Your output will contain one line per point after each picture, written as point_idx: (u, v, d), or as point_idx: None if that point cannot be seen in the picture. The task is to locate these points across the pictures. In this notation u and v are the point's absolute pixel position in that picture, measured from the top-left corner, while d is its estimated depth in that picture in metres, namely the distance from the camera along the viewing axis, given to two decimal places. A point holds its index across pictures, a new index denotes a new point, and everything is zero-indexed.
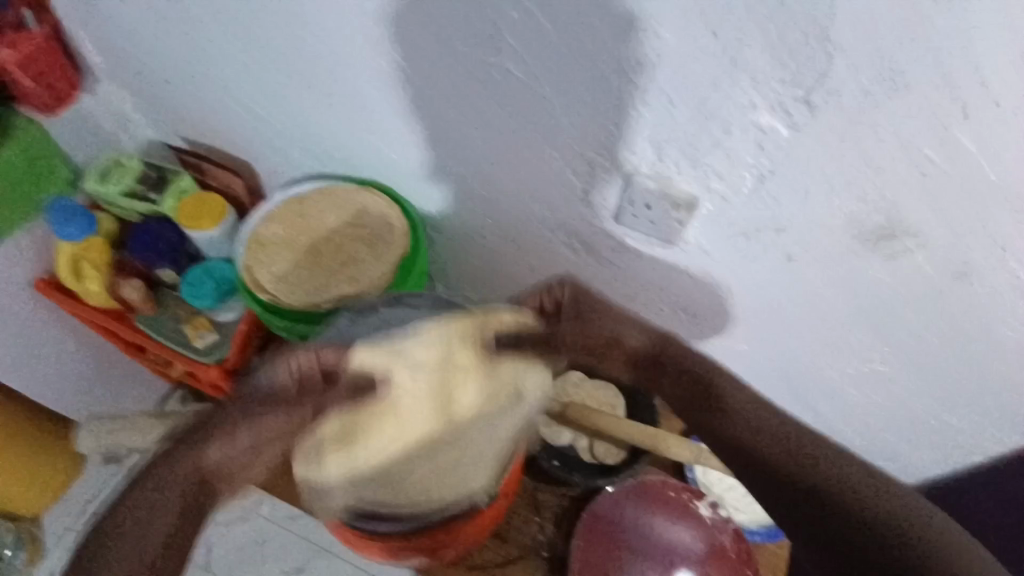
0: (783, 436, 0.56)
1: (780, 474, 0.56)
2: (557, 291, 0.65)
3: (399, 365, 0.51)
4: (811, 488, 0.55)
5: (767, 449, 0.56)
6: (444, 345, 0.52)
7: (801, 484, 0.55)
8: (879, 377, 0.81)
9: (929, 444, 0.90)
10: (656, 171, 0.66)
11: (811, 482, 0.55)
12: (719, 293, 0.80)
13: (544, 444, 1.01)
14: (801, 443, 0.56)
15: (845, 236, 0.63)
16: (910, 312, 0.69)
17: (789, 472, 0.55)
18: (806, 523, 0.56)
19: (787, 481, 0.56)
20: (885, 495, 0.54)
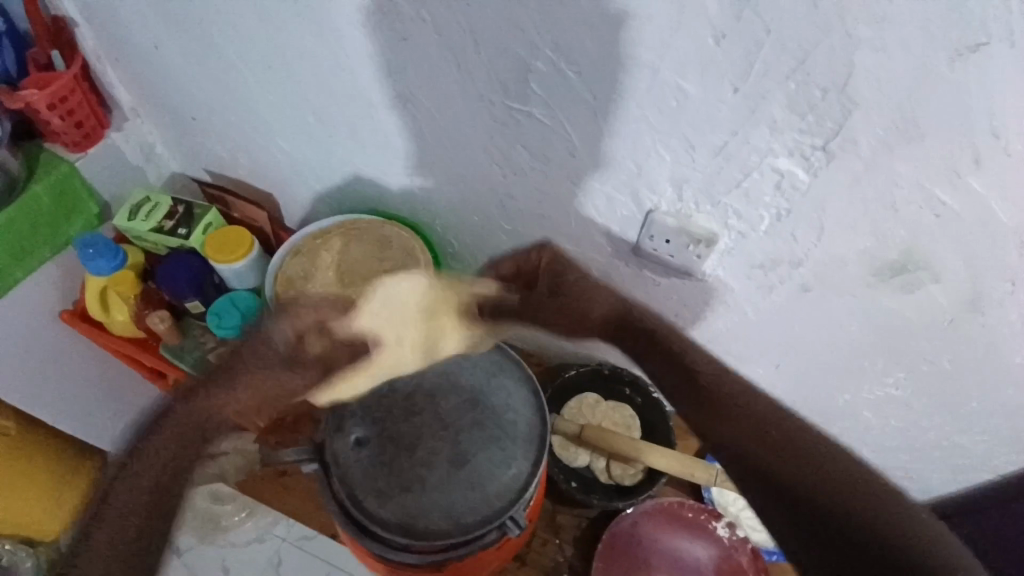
0: (776, 427, 0.55)
1: (783, 472, 0.53)
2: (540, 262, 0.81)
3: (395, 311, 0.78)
4: (806, 491, 0.52)
5: (772, 449, 0.54)
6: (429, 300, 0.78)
7: (802, 485, 0.53)
8: (894, 400, 0.83)
9: (944, 465, 0.92)
10: (676, 209, 0.70)
11: (807, 483, 0.52)
12: (735, 320, 0.83)
13: (561, 465, 1.03)
14: (773, 426, 0.56)
15: (862, 271, 0.66)
16: (924, 340, 0.71)
17: (790, 473, 0.53)
18: (806, 522, 0.53)
19: (790, 482, 0.53)
20: (885, 496, 0.52)
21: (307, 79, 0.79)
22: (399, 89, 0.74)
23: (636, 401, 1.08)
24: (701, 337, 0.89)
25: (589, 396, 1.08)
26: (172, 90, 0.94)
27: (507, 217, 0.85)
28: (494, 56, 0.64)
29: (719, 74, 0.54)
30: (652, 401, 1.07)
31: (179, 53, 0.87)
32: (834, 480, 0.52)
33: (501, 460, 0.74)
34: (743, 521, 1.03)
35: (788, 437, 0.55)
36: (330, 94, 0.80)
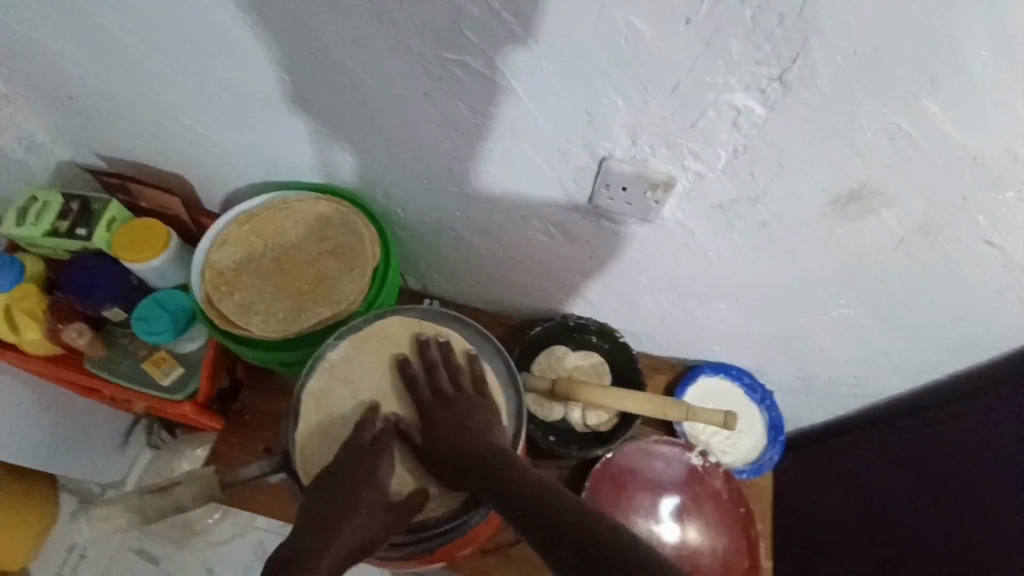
0: (542, 492, 0.60)
1: (555, 519, 0.57)
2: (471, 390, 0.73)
3: (353, 357, 0.77)
4: (563, 524, 0.56)
5: (548, 504, 0.59)
6: (386, 338, 0.78)
7: (566, 525, 0.56)
8: (847, 319, 0.87)
9: (893, 373, 0.98)
10: (631, 155, 0.67)
11: (563, 514, 0.57)
12: (694, 262, 0.83)
13: (538, 421, 1.03)
14: (535, 482, 0.62)
15: (822, 202, 0.67)
16: (878, 262, 0.74)
17: (556, 519, 0.57)
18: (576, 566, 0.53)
19: (559, 522, 0.57)
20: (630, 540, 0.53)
21: (202, 44, 0.68)
22: (317, 51, 0.65)
23: (602, 347, 1.09)
24: (665, 282, 0.89)
25: (558, 347, 1.07)
26: (40, 67, 0.80)
27: (455, 180, 0.79)
28: (422, 1, 0.56)
29: (670, 6, 0.50)
30: (619, 346, 1.08)
31: (38, 21, 0.72)
32: (580, 509, 0.57)
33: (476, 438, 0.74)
34: (713, 446, 1.07)
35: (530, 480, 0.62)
36: (232, 61, 0.69)
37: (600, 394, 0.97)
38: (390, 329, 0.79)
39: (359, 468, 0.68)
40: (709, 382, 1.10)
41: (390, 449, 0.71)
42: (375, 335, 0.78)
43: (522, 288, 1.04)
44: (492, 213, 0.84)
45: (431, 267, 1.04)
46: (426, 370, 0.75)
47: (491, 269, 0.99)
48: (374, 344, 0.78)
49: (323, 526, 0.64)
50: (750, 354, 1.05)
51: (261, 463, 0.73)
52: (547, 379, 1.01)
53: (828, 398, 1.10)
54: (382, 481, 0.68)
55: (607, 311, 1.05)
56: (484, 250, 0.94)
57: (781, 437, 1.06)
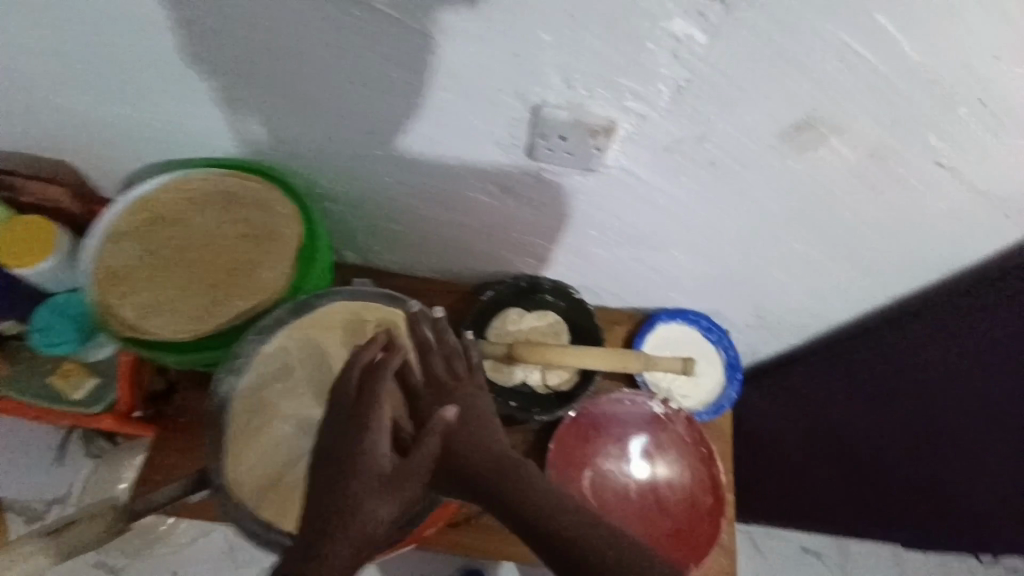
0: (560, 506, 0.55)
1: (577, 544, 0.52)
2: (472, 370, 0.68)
3: (287, 349, 0.72)
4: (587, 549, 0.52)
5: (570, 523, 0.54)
6: (325, 326, 0.73)
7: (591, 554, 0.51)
8: (799, 255, 0.87)
9: (844, 302, 0.99)
10: (566, 99, 0.61)
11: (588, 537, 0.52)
12: (643, 211, 0.79)
13: (497, 388, 1.00)
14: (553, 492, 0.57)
15: (769, 135, 0.63)
16: (829, 194, 0.72)
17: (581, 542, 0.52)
18: None
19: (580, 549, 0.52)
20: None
21: None
22: None
23: (558, 305, 1.05)
24: (615, 233, 0.86)
25: (513, 309, 1.03)
26: None
27: (379, 143, 0.71)
28: None
29: None
30: (574, 302, 1.04)
31: None
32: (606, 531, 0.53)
33: None
34: (675, 392, 1.07)
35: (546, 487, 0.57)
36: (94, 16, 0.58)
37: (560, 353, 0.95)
38: (329, 316, 0.74)
39: (352, 443, 0.59)
40: (667, 328, 1.09)
41: (379, 414, 0.60)
42: (314, 323, 0.73)
43: (468, 252, 0.98)
44: (425, 174, 0.77)
45: (369, 239, 0.97)
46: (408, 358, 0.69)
47: (433, 235, 0.93)
48: (312, 334, 0.73)
49: (323, 519, 0.54)
50: (707, 297, 1.04)
51: (173, 486, 0.69)
52: (503, 344, 0.97)
53: (781, 331, 1.11)
54: (376, 447, 0.58)
55: (560, 267, 1.01)
56: (423, 216, 0.87)
57: (738, 375, 1.07)
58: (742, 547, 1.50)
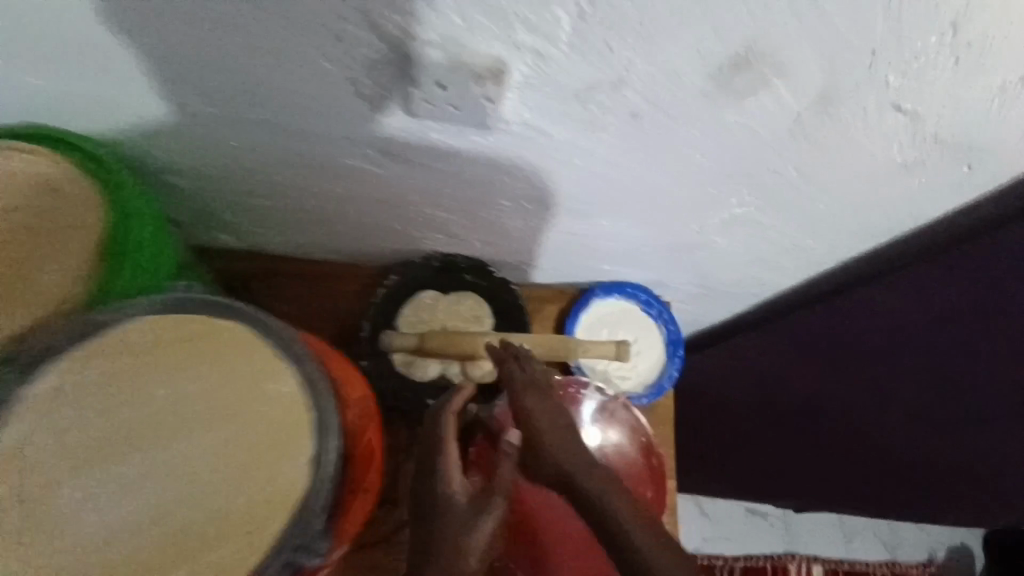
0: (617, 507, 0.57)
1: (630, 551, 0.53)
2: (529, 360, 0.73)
3: (75, 391, 0.52)
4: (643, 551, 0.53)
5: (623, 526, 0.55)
6: (128, 351, 0.54)
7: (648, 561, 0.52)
8: (740, 219, 0.76)
9: (790, 268, 0.90)
10: (436, 32, 0.46)
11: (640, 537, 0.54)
12: (558, 175, 0.66)
13: (412, 386, 0.87)
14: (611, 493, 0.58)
15: (700, 78, 0.50)
16: (772, 148, 0.61)
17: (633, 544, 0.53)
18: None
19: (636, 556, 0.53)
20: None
21: None
22: None
23: (478, 286, 0.93)
24: (531, 202, 0.73)
25: (426, 293, 0.91)
26: None
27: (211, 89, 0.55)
28: None
29: None
30: (496, 281, 0.92)
31: None
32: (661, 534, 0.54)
33: (276, 458, 0.53)
34: (612, 374, 0.97)
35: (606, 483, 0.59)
36: None
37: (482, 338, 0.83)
38: (134, 333, 0.54)
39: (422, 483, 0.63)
40: (602, 305, 0.99)
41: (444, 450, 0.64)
42: (114, 349, 0.54)
43: (365, 228, 0.83)
44: (284, 131, 0.61)
45: (242, 217, 0.81)
46: (312, 384, 0.55)
47: (317, 209, 0.78)
48: (108, 366, 0.53)
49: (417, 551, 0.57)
50: (645, 268, 0.93)
51: None
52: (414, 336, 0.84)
53: (723, 300, 1.02)
54: (449, 483, 0.61)
55: (476, 243, 0.87)
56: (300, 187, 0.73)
57: (679, 352, 0.98)
58: (689, 514, 1.47)
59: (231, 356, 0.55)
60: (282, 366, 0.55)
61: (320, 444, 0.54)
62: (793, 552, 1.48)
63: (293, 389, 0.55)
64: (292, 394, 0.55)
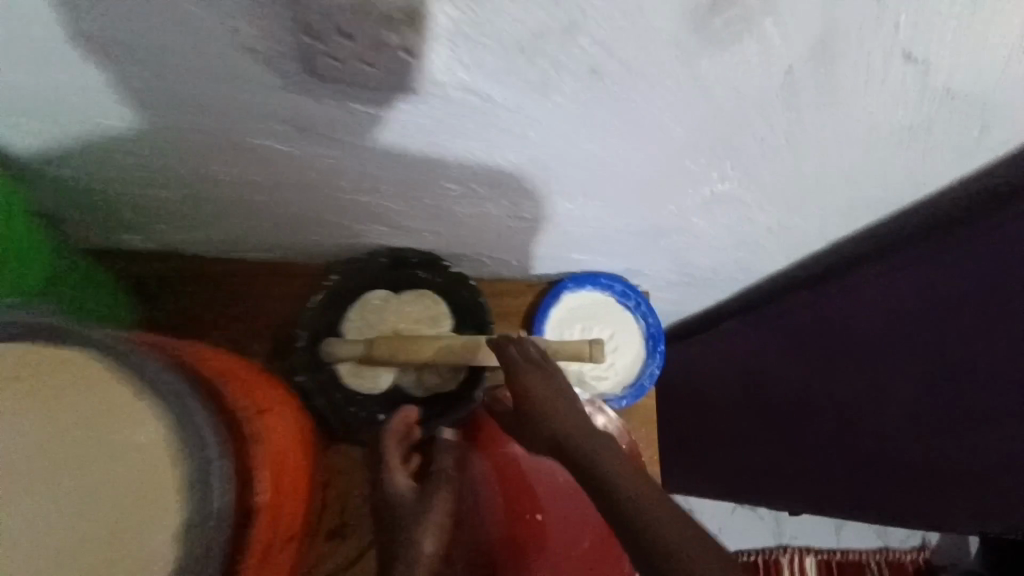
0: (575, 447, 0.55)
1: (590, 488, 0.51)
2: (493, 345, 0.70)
3: None
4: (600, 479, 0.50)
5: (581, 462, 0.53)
6: None
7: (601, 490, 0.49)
8: (721, 197, 0.67)
9: (776, 249, 0.82)
10: None
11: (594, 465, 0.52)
12: (509, 149, 0.56)
13: (362, 399, 0.77)
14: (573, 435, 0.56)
15: (671, 18, 0.40)
16: (759, 110, 0.52)
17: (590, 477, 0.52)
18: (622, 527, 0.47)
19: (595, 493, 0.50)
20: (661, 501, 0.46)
21: None
22: None
23: (434, 282, 0.82)
24: (481, 182, 0.62)
25: (374, 294, 0.81)
26: None
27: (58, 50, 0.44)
28: None
29: None
30: (453, 278, 0.82)
31: None
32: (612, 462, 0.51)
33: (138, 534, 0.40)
34: (587, 376, 0.87)
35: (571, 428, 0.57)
36: None
37: (421, 342, 0.73)
38: None
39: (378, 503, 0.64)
40: (574, 298, 0.89)
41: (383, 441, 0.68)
42: None
43: (298, 219, 0.72)
44: (173, 103, 0.49)
45: (149, 209, 0.69)
46: (192, 429, 0.43)
47: (237, 196, 0.67)
48: None
49: None
50: (618, 256, 0.84)
51: None
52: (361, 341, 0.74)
53: (704, 286, 0.94)
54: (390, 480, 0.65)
55: (428, 235, 0.76)
56: (209, 171, 0.62)
57: (660, 346, 0.90)
58: None
59: (65, 397, 0.40)
60: (141, 408, 0.42)
61: (196, 502, 0.41)
62: (785, 544, 1.42)
63: (157, 437, 0.42)
64: (155, 443, 0.42)
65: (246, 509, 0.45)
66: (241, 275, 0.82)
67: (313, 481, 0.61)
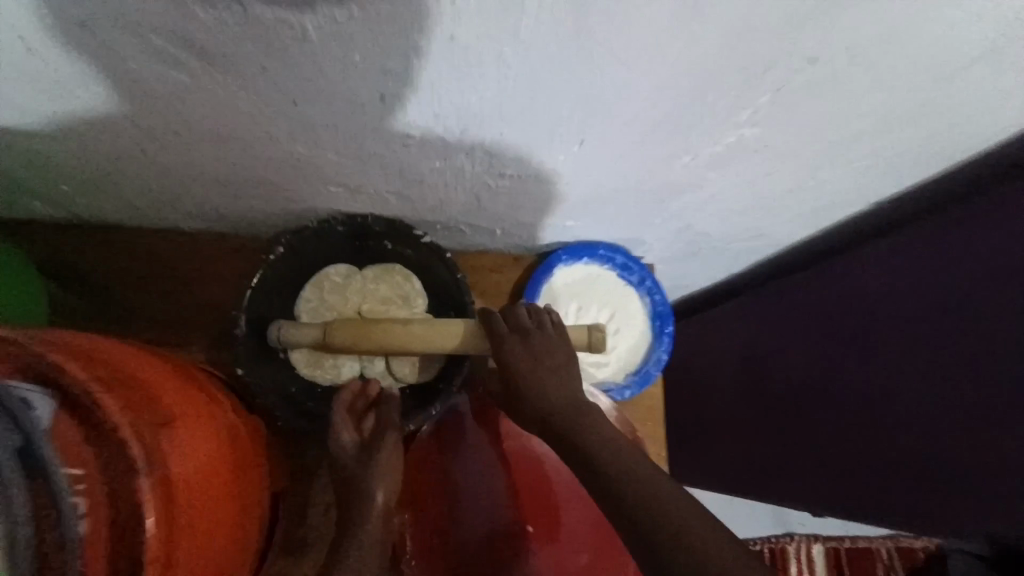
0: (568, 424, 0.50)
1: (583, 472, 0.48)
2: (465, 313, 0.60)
3: None
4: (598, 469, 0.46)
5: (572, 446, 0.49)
6: None
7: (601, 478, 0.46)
8: (750, 150, 0.53)
9: (806, 214, 0.69)
10: None
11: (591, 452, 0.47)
12: (485, 88, 0.42)
13: (322, 390, 0.67)
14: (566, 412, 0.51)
15: None
16: (834, 29, 0.38)
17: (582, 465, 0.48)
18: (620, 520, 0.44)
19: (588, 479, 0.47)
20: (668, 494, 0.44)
21: None
22: None
23: (404, 254, 0.70)
24: (453, 132, 0.48)
25: (336, 269, 0.70)
26: None
27: None
28: None
29: None
30: (427, 250, 0.68)
31: None
32: (610, 446, 0.48)
33: None
34: (585, 362, 0.76)
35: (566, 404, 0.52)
36: None
37: (373, 327, 0.60)
38: None
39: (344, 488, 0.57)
40: (569, 271, 0.77)
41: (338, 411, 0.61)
42: None
43: (231, 181, 0.59)
44: (31, 25, 0.36)
45: (42, 166, 0.56)
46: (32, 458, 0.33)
47: (147, 151, 0.53)
48: None
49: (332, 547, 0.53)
50: (619, 223, 0.71)
51: None
52: (318, 327, 0.62)
53: (718, 259, 0.81)
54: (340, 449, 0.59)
55: (392, 200, 0.63)
56: (97, 117, 0.47)
57: (668, 328, 0.78)
58: None
59: None
60: None
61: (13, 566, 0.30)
62: (792, 532, 1.22)
63: None
64: None
65: (133, 560, 0.35)
66: (174, 249, 0.69)
67: (248, 496, 0.51)
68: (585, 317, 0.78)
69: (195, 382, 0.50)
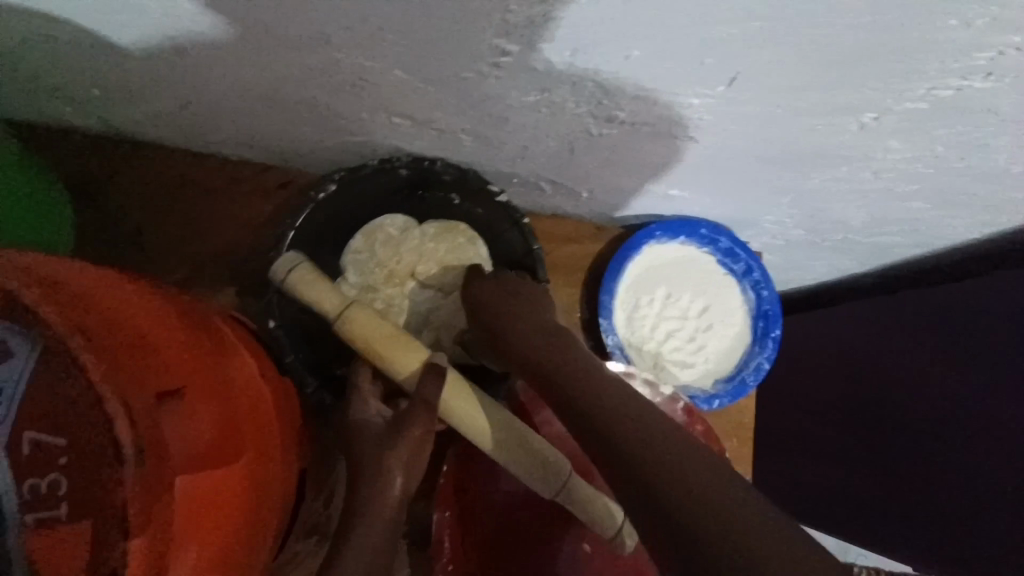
0: (615, 410, 0.41)
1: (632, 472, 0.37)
2: (530, 323, 0.51)
3: None
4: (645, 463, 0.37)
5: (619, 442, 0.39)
6: None
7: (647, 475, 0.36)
8: (965, 101, 0.39)
9: (989, 205, 0.53)
10: None
11: (641, 449, 0.38)
12: None
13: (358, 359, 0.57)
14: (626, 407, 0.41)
15: None
16: None
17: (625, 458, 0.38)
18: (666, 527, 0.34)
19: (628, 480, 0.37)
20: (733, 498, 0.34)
21: None
22: None
23: (474, 214, 0.60)
24: (563, 52, 0.36)
25: (392, 220, 0.59)
26: None
27: None
28: None
29: None
30: (502, 211, 0.58)
31: None
32: (663, 444, 0.38)
33: None
34: (666, 361, 0.65)
35: (616, 403, 0.41)
36: None
37: (389, 359, 0.47)
38: None
39: (366, 468, 0.47)
40: (661, 249, 0.64)
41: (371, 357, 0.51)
42: None
43: (279, 101, 0.49)
44: None
45: (71, 61, 0.47)
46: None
47: (185, 50, 0.44)
48: None
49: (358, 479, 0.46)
50: (737, 197, 0.57)
51: None
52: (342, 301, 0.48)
53: (846, 254, 0.66)
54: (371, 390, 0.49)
55: (466, 142, 0.52)
56: None
57: (774, 332, 0.64)
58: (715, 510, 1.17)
59: None
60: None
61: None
62: None
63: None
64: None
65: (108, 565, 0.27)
66: (215, 178, 0.61)
67: (276, 469, 0.42)
68: (673, 305, 0.66)
69: (213, 329, 0.42)
